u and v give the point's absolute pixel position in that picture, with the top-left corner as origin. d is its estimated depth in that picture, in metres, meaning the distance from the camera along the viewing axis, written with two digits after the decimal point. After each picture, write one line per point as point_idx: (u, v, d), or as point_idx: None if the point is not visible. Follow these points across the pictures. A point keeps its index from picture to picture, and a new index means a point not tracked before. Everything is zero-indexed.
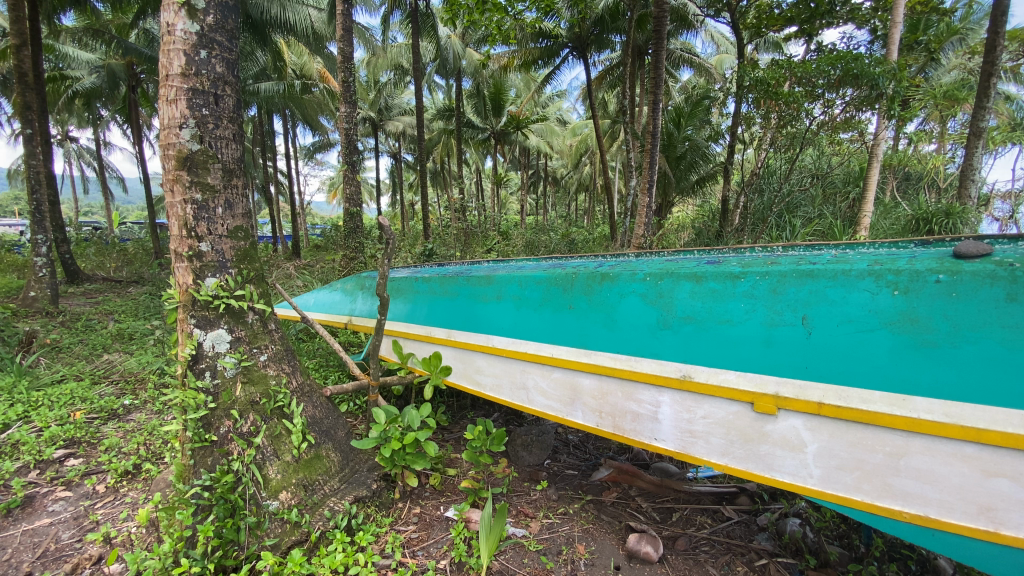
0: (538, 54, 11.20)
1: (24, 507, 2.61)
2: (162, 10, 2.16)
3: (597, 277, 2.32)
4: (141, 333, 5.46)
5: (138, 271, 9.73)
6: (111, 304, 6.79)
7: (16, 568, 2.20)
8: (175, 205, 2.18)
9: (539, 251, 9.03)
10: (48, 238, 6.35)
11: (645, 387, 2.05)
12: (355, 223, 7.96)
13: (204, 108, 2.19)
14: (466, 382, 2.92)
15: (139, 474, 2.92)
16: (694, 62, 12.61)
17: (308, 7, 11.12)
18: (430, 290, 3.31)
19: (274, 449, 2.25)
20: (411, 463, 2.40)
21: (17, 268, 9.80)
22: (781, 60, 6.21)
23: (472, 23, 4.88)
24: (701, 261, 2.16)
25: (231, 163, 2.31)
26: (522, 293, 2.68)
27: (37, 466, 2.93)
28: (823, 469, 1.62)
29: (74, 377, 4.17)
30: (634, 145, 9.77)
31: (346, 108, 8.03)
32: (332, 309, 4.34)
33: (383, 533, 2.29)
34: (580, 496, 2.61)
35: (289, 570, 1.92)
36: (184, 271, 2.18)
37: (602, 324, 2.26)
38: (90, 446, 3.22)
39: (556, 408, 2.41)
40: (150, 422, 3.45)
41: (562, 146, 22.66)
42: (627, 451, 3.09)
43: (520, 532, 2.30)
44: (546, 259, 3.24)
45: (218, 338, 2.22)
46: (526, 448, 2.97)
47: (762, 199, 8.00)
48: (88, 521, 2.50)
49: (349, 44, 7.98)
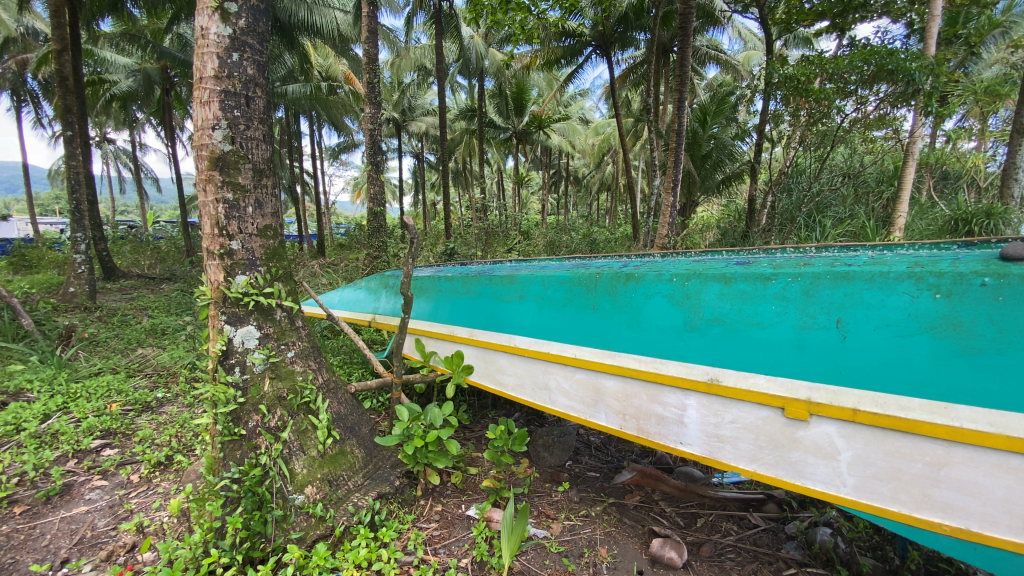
0: (561, 54, 11.14)
1: (63, 494, 2.72)
2: (197, 14, 2.22)
3: (622, 277, 2.30)
4: (173, 328, 5.63)
5: (171, 268, 10.06)
6: (145, 300, 7.04)
7: (55, 553, 2.30)
8: (208, 204, 2.24)
9: (560, 251, 8.96)
10: (86, 236, 6.61)
11: (671, 390, 2.01)
12: (378, 222, 8.07)
13: (236, 109, 2.24)
14: (488, 382, 2.92)
15: (171, 465, 3.02)
16: (720, 59, 12.35)
17: (335, 10, 11.31)
18: (453, 289, 3.32)
19: (300, 444, 2.29)
20: (433, 460, 2.41)
21: (58, 265, 10.24)
22: (811, 56, 6.05)
23: (496, 23, 4.88)
24: (730, 261, 2.11)
25: (261, 163, 2.35)
26: (545, 293, 2.66)
27: (76, 456, 3.04)
28: (858, 479, 1.57)
29: (110, 369, 4.33)
30: (658, 144, 9.61)
31: (371, 109, 8.14)
32: (356, 306, 4.40)
33: (406, 529, 2.31)
34: (602, 498, 2.59)
35: (315, 564, 1.96)
36: (216, 268, 2.24)
37: (627, 325, 2.22)
38: (125, 437, 3.34)
39: (578, 409, 2.39)
40: (182, 414, 3.56)
41: (584, 145, 22.54)
42: (650, 454, 3.04)
43: (542, 533, 2.29)
44: (569, 259, 3.22)
45: (247, 335, 2.27)
46: (548, 449, 2.95)
47: (791, 199, 7.81)
48: (123, 509, 2.59)
49: (374, 45, 8.07)
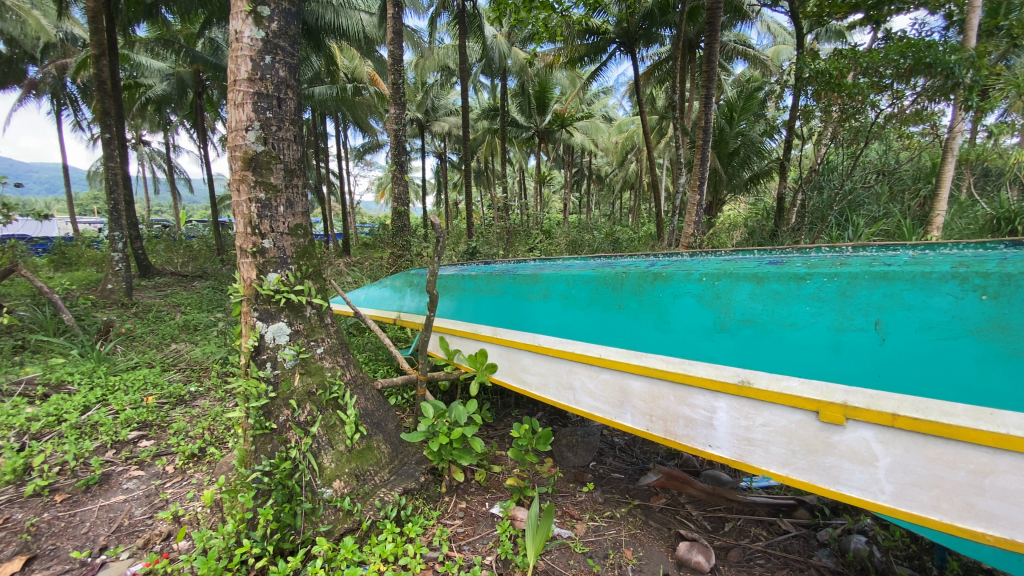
0: (584, 51, 11.08)
1: (102, 483, 2.82)
2: (232, 18, 2.28)
3: (648, 276, 2.27)
4: (205, 324, 5.80)
5: (203, 267, 10.37)
6: (178, 297, 7.27)
7: (95, 540, 2.39)
8: (241, 204, 2.30)
9: (582, 250, 8.89)
10: (123, 235, 6.86)
11: (700, 391, 1.98)
12: (402, 222, 8.14)
13: (269, 110, 2.30)
14: (512, 381, 2.92)
15: (204, 457, 3.12)
16: (748, 54, 12.08)
17: (361, 12, 11.47)
18: (476, 287, 3.34)
19: (329, 439, 2.33)
20: (458, 458, 2.42)
21: (97, 263, 10.65)
22: (844, 50, 5.87)
23: (519, 22, 4.87)
24: (762, 261, 2.07)
25: (292, 163, 2.40)
26: (569, 292, 2.65)
27: (114, 446, 3.16)
28: (897, 486, 1.52)
29: (146, 364, 4.49)
30: (683, 142, 9.46)
31: (395, 109, 8.23)
32: (381, 304, 4.46)
33: (431, 525, 2.32)
34: (627, 500, 2.56)
35: (343, 557, 2.00)
36: (249, 266, 2.30)
37: (654, 325, 2.19)
38: (160, 429, 3.46)
39: (603, 409, 2.37)
40: (213, 408, 3.67)
41: (607, 143, 22.39)
42: (676, 456, 3.00)
43: (566, 533, 2.29)
44: (594, 257, 3.19)
45: (278, 331, 2.31)
46: (572, 449, 2.94)
47: (822, 197, 7.60)
48: (159, 499, 2.69)
49: (399, 46, 8.16)
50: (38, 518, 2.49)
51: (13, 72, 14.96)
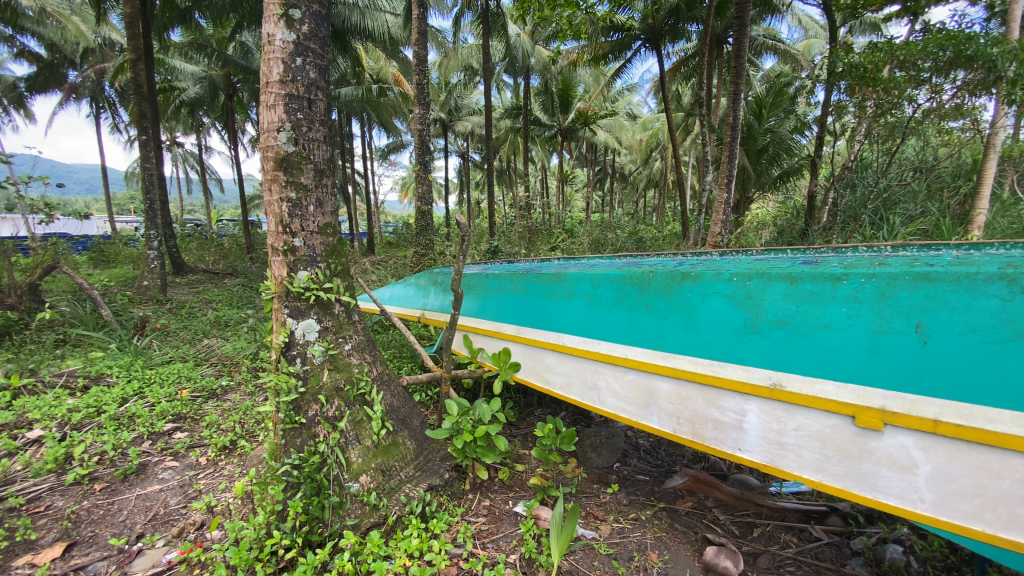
0: (608, 48, 10.97)
1: (139, 473, 2.94)
2: (265, 21, 2.34)
3: (676, 276, 2.24)
4: (235, 320, 5.97)
5: (234, 264, 10.65)
6: (210, 294, 7.50)
7: (133, 528, 2.49)
8: (274, 203, 2.36)
9: (605, 249, 8.81)
10: (159, 234, 7.09)
11: (730, 394, 1.94)
12: (425, 221, 8.21)
13: (299, 111, 2.34)
14: (536, 380, 2.91)
15: (235, 449, 3.20)
16: (778, 49, 11.81)
17: (386, 14, 11.60)
18: (500, 286, 3.35)
19: (356, 434, 2.37)
20: (481, 456, 2.43)
21: (133, 260, 11.05)
22: (879, 43, 5.67)
23: (543, 20, 4.87)
24: (796, 261, 2.01)
25: (321, 163, 2.44)
26: (594, 291, 2.63)
27: (150, 437, 3.28)
28: (937, 495, 1.46)
29: (180, 358, 4.65)
30: (710, 139, 9.30)
31: (420, 110, 8.30)
32: (406, 302, 4.52)
33: (456, 522, 2.34)
34: (652, 503, 2.53)
35: (370, 550, 2.03)
36: (281, 264, 2.35)
37: (682, 325, 2.16)
38: (193, 421, 3.57)
39: (629, 410, 2.34)
40: (244, 402, 3.77)
41: (631, 141, 22.16)
42: (702, 459, 2.95)
43: (590, 534, 2.27)
44: (619, 256, 3.16)
45: (308, 327, 2.36)
46: (596, 450, 2.92)
47: (855, 195, 7.37)
48: (192, 489, 2.78)
49: (424, 46, 8.23)
50: (79, 506, 2.59)
51: (55, 77, 15.61)
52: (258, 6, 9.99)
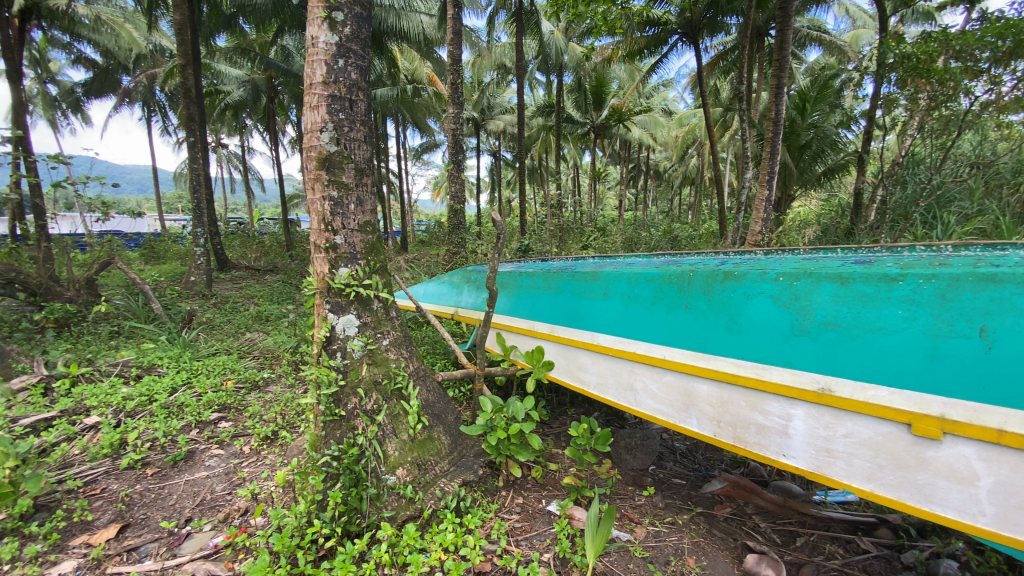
0: (644, 44, 10.79)
1: (187, 460, 3.08)
2: (309, 25, 2.40)
3: (718, 275, 2.19)
4: (276, 315, 6.18)
5: (274, 261, 11.02)
6: (252, 290, 7.78)
7: (182, 512, 2.62)
8: (316, 201, 2.42)
9: (639, 248, 8.66)
10: (204, 232, 7.40)
11: (774, 397, 1.87)
12: (458, 219, 8.28)
13: (341, 112, 2.40)
14: (569, 379, 2.88)
15: (276, 439, 3.32)
16: (823, 40, 11.35)
17: (422, 14, 11.74)
18: (534, 285, 3.35)
19: (393, 428, 2.42)
20: (515, 453, 2.44)
21: (181, 257, 11.59)
22: (933, 32, 5.37)
23: (577, 16, 4.84)
24: (848, 260, 1.94)
25: (362, 162, 2.49)
26: (631, 290, 2.60)
27: (198, 426, 3.43)
28: (1001, 509, 1.37)
29: (225, 350, 4.84)
30: (750, 134, 9.02)
31: (454, 109, 8.37)
32: (439, 299, 4.58)
33: (490, 518, 2.36)
34: (689, 507, 2.48)
35: (406, 543, 2.07)
36: (322, 260, 2.42)
37: (724, 326, 2.11)
38: (237, 411, 3.72)
39: (666, 412, 2.29)
40: (284, 394, 3.91)
41: (666, 138, 21.73)
42: (741, 464, 2.87)
43: (625, 536, 2.24)
44: (657, 255, 3.11)
45: (348, 323, 2.42)
46: (630, 452, 2.89)
47: (906, 192, 7.02)
48: (236, 477, 2.89)
49: (459, 46, 8.29)
50: (133, 489, 2.75)
51: (109, 83, 16.48)
52: (299, 11, 10.28)
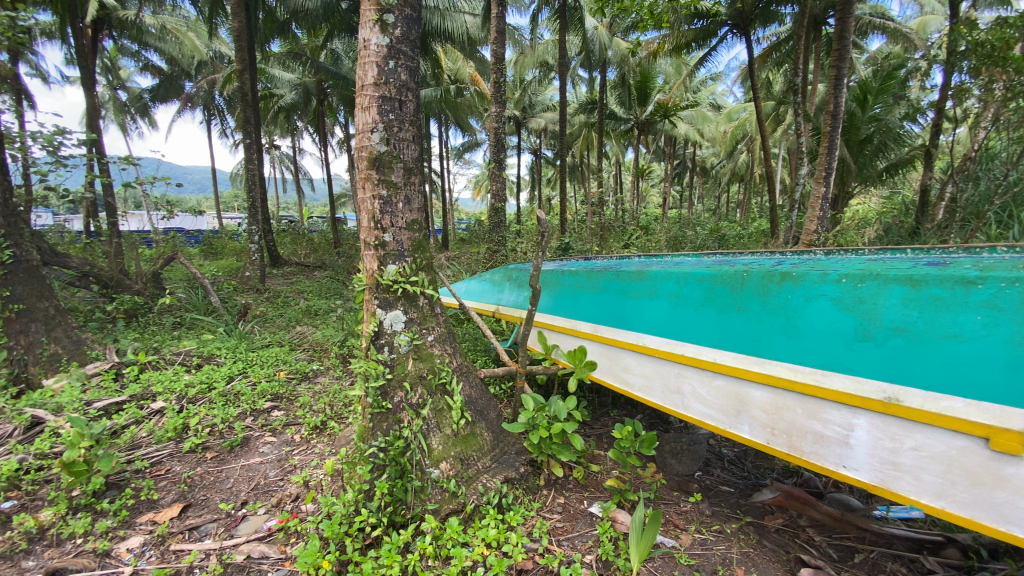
0: (692, 37, 10.48)
1: (243, 446, 3.25)
2: (362, 27, 2.47)
3: (775, 276, 2.11)
4: (324, 310, 6.41)
5: (322, 258, 11.42)
6: (302, 285, 8.09)
7: (239, 494, 2.76)
8: (366, 200, 2.49)
9: (683, 248, 8.43)
10: (259, 229, 7.77)
11: (835, 405, 1.77)
12: (499, 216, 8.31)
13: (391, 113, 2.45)
14: (613, 380, 2.84)
15: (325, 429, 3.44)
16: (887, 28, 10.69)
17: (467, 14, 11.84)
18: (577, 283, 3.32)
19: (437, 422, 2.46)
20: (557, 453, 2.42)
21: (236, 252, 12.21)
22: (1011, 16, 4.97)
23: (622, 11, 4.74)
24: (919, 261, 1.83)
25: (410, 162, 2.54)
26: (680, 290, 2.54)
27: (252, 414, 3.61)
28: None
29: (277, 342, 5.07)
30: (805, 128, 8.61)
31: (496, 108, 8.40)
32: (481, 297, 4.62)
33: (531, 516, 2.36)
34: (738, 516, 2.40)
35: (449, 536, 2.11)
36: (372, 258, 2.49)
37: (781, 329, 2.03)
38: (289, 401, 3.88)
39: (716, 417, 2.21)
40: (332, 386, 4.06)
41: (714, 134, 21.01)
42: (794, 474, 2.74)
43: (670, 542, 2.20)
44: (707, 255, 3.04)
45: (395, 318, 2.47)
46: (676, 456, 2.83)
47: (979, 189, 6.53)
48: (288, 464, 3.02)
49: (502, 45, 8.32)
50: (194, 471, 2.93)
51: (173, 89, 17.52)
52: (348, 14, 10.59)
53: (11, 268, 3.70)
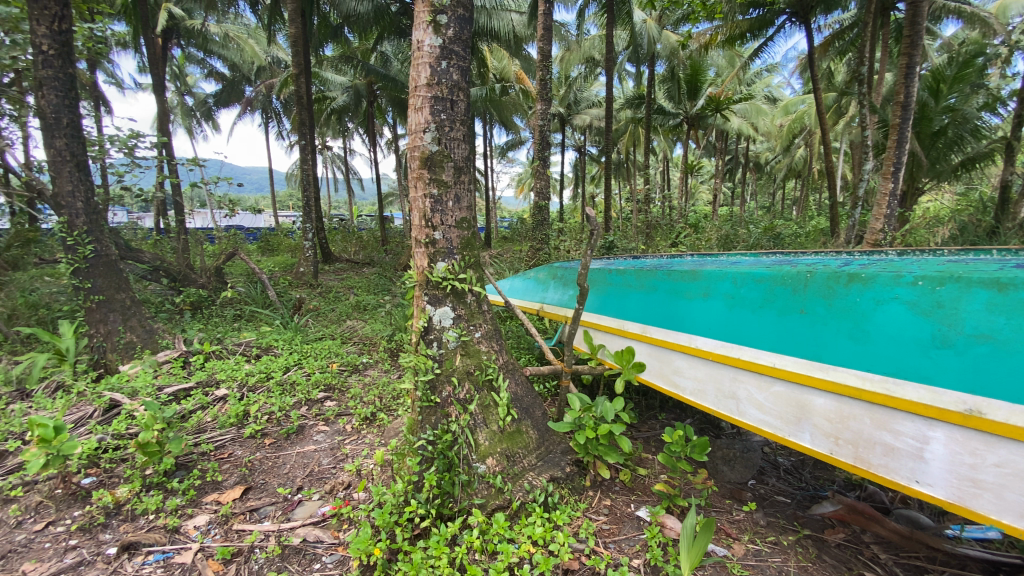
0: (747, 27, 10.06)
1: (298, 434, 3.41)
2: (415, 29, 2.52)
3: (842, 277, 2.00)
4: (373, 305, 6.61)
5: (371, 255, 11.76)
6: (352, 281, 8.36)
7: (295, 480, 2.90)
8: (418, 199, 2.55)
9: (735, 247, 8.08)
10: (312, 227, 8.10)
11: (907, 416, 1.67)
12: (542, 214, 8.28)
13: (443, 112, 2.49)
14: (662, 382, 2.77)
15: (374, 420, 3.56)
16: (964, 12, 9.86)
17: (512, 12, 11.88)
18: (625, 282, 3.26)
19: (484, 418, 2.49)
20: (604, 454, 2.40)
21: (291, 249, 12.79)
22: None
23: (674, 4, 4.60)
24: (1008, 263, 1.69)
25: (461, 161, 2.57)
26: (736, 291, 2.45)
27: (307, 403, 3.79)
28: None
29: (330, 335, 5.29)
30: (871, 120, 8.09)
31: (542, 105, 8.35)
32: (526, 295, 4.63)
33: (578, 516, 2.36)
34: (795, 528, 2.30)
35: (496, 531, 2.14)
36: (422, 255, 2.54)
37: (848, 334, 1.92)
38: (340, 391, 4.04)
39: (774, 425, 2.12)
40: (381, 378, 4.20)
41: (769, 127, 20.08)
42: (857, 488, 2.59)
43: (722, 552, 2.13)
44: (764, 254, 2.92)
45: (444, 314, 2.52)
46: (728, 463, 2.75)
47: None
48: (340, 452, 3.15)
49: (548, 42, 8.26)
50: (255, 456, 3.10)
51: (235, 94, 18.53)
52: (397, 17, 10.79)
53: (92, 262, 4.03)
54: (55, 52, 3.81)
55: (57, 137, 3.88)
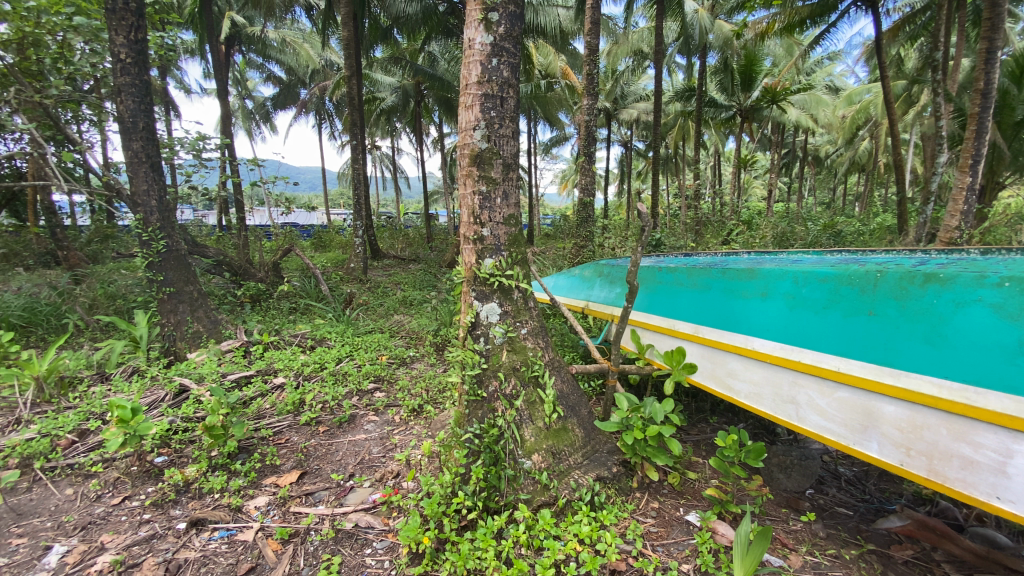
0: (807, 13, 9.55)
1: (350, 422, 3.54)
2: (467, 27, 2.55)
3: (917, 277, 1.91)
4: (419, 300, 6.77)
5: (416, 252, 12.03)
6: (399, 277, 8.60)
7: (348, 467, 3.02)
8: (467, 196, 2.59)
9: (792, 244, 7.68)
10: (362, 223, 8.38)
11: (990, 427, 1.54)
12: (587, 211, 8.19)
13: (493, 109, 2.51)
14: (714, 385, 2.68)
15: (421, 412, 3.65)
16: None
17: (559, 7, 11.79)
18: (676, 281, 3.19)
19: (530, 414, 2.51)
20: (652, 456, 2.35)
21: (342, 246, 13.26)
22: None
23: None
24: None
25: (509, 158, 2.58)
26: (799, 292, 2.36)
27: (358, 394, 3.93)
28: None
29: (379, 329, 5.46)
30: (945, 109, 7.50)
31: (588, 100, 8.25)
32: (571, 292, 4.61)
33: (624, 517, 2.33)
34: (858, 543, 2.18)
35: (542, 527, 2.14)
36: (471, 251, 2.58)
37: (923, 338, 1.81)
38: (388, 383, 4.17)
39: (837, 432, 2.00)
40: (427, 372, 4.30)
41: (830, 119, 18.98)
42: (927, 503, 2.42)
43: (777, 562, 2.05)
44: (827, 255, 2.80)
45: (491, 310, 2.54)
46: (784, 471, 2.66)
47: None
48: (389, 442, 3.25)
49: (596, 36, 8.14)
50: (310, 442, 3.25)
51: (291, 97, 19.36)
52: (445, 16, 10.93)
53: (165, 256, 4.33)
54: (132, 60, 4.11)
55: (134, 139, 4.19)
